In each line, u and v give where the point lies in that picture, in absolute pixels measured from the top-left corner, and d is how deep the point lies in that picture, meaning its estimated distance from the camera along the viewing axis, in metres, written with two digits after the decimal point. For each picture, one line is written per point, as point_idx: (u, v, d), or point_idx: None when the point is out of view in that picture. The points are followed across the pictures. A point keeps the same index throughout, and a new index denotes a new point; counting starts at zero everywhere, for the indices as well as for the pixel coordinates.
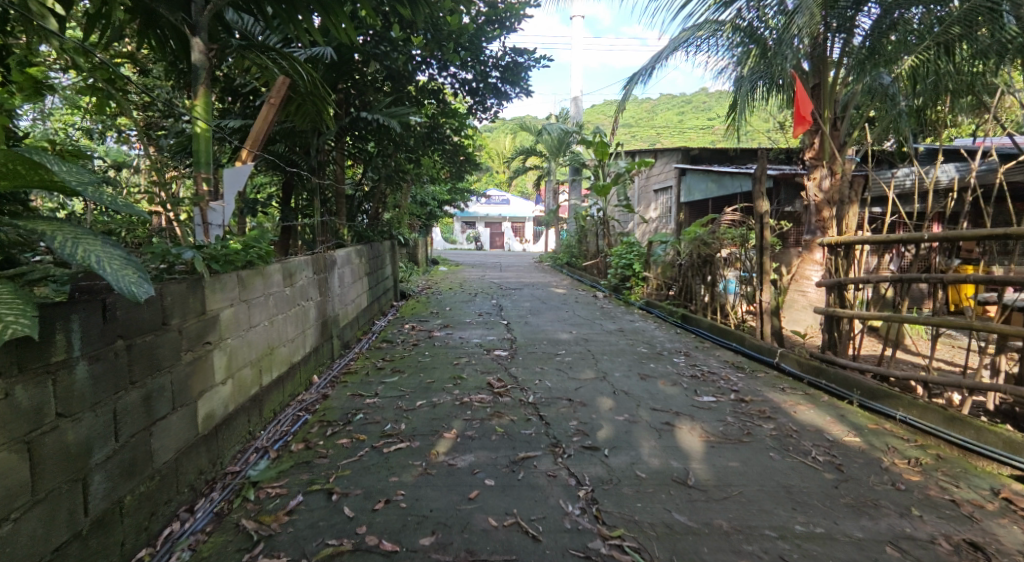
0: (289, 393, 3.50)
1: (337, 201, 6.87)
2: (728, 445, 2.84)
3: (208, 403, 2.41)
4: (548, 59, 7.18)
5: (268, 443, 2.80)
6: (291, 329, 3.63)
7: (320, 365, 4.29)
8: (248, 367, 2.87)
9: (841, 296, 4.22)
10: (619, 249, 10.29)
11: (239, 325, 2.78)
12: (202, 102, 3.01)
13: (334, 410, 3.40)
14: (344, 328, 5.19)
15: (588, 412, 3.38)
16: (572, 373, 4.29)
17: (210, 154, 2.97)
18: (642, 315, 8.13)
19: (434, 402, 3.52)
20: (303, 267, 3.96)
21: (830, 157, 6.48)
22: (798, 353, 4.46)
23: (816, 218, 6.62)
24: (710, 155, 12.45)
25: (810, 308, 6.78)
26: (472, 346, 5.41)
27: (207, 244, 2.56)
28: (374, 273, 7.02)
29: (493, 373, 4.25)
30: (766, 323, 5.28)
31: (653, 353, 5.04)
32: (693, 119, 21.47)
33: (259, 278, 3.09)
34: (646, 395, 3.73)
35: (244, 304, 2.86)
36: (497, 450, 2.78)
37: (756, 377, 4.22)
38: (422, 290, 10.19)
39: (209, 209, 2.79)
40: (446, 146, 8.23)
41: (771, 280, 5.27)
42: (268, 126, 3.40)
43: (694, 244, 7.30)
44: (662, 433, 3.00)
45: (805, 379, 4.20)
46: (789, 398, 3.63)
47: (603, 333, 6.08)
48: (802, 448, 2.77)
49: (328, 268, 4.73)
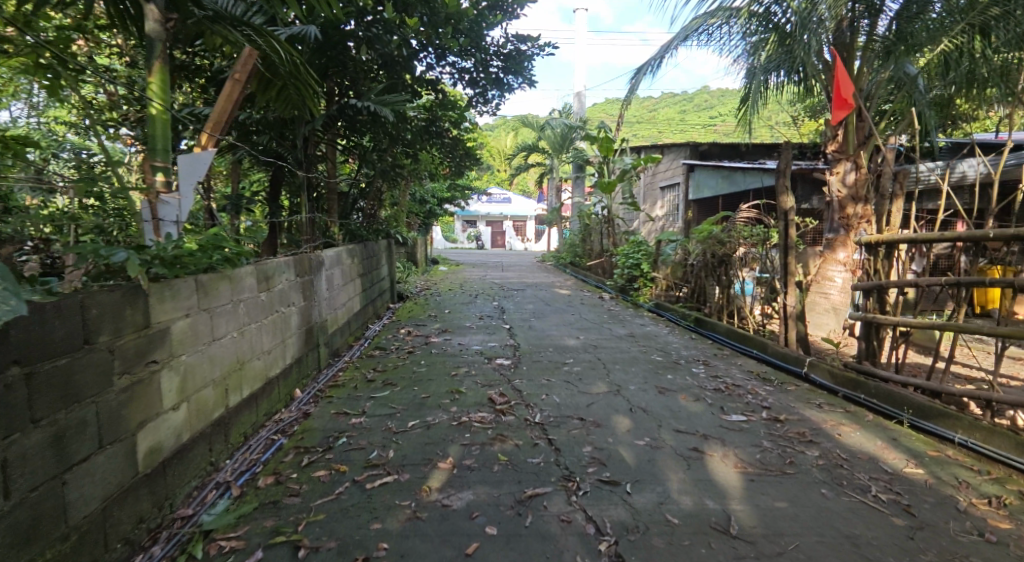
0: (264, 412, 3.10)
1: (328, 198, 6.44)
2: (770, 478, 2.43)
3: (153, 435, 2.01)
4: (553, 47, 6.78)
5: (232, 477, 2.40)
6: (268, 340, 3.24)
7: (304, 379, 3.90)
8: (210, 388, 2.47)
9: (881, 300, 3.78)
10: (626, 248, 9.86)
11: (198, 338, 2.39)
12: (157, 79, 2.62)
13: (315, 433, 2.99)
14: (333, 335, 4.79)
15: (603, 435, 2.97)
16: (582, 387, 3.88)
17: (168, 139, 2.57)
18: (652, 319, 7.71)
19: (428, 423, 3.12)
20: (283, 270, 3.58)
21: (854, 150, 6.05)
22: (830, 364, 4.05)
23: (838, 215, 6.20)
24: (719, 151, 12.02)
25: (833, 311, 6.38)
26: (472, 354, 5.00)
27: (155, 244, 2.16)
28: (368, 274, 6.62)
29: (495, 387, 3.84)
30: (791, 329, 4.86)
31: (669, 363, 4.63)
32: (698, 115, 21.05)
33: (226, 282, 2.70)
34: (667, 414, 3.32)
35: (204, 313, 2.45)
36: (500, 485, 2.37)
37: (787, 390, 3.81)
38: (420, 291, 9.77)
39: (159, 202, 2.43)
40: (444, 141, 7.82)
41: (795, 282, 4.84)
42: (231, 106, 3.06)
43: (707, 242, 6.88)
44: (691, 463, 2.60)
45: (840, 393, 3.79)
46: (829, 416, 3.22)
47: (613, 339, 5.66)
48: (857, 484, 2.36)
49: (313, 270, 4.33)
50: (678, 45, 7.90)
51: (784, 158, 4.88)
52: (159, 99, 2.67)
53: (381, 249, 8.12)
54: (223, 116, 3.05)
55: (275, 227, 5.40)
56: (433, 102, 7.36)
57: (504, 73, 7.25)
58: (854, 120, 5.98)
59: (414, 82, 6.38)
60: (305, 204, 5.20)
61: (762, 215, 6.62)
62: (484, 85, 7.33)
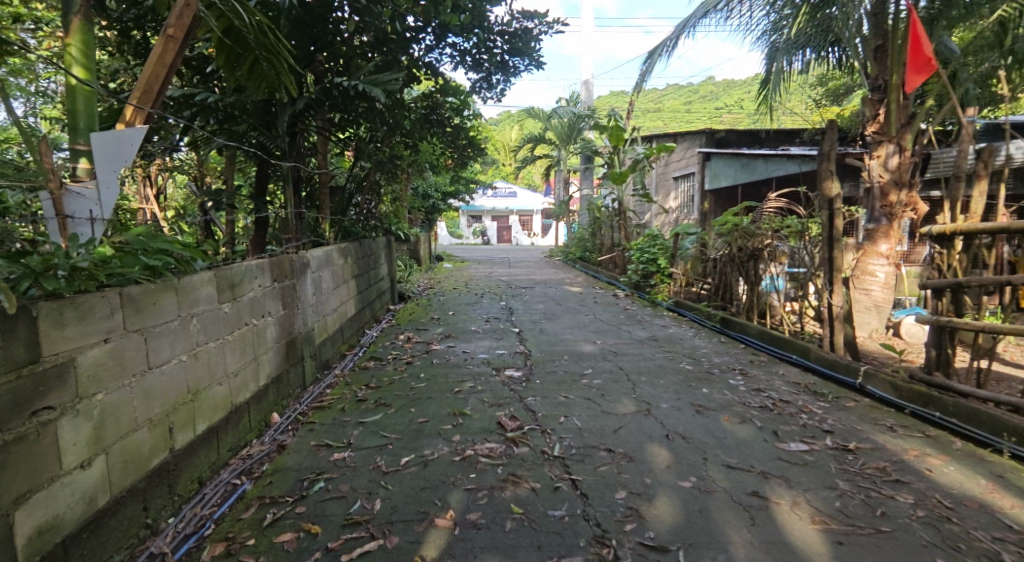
0: (228, 448, 2.58)
1: (319, 193, 5.92)
2: (860, 538, 1.91)
3: (49, 507, 1.52)
4: (563, 24, 6.20)
5: (171, 545, 1.90)
6: (234, 359, 2.72)
7: (284, 401, 3.37)
8: (147, 430, 1.96)
9: (958, 300, 3.19)
10: (641, 241, 9.18)
11: (125, 370, 1.87)
12: (78, 41, 2.07)
13: (287, 474, 2.47)
14: (322, 346, 4.28)
15: (638, 473, 2.45)
16: (606, 407, 3.33)
17: (94, 116, 2.08)
18: (673, 318, 7.13)
19: (426, 459, 2.60)
20: (255, 275, 3.06)
21: (898, 130, 5.46)
22: (890, 374, 3.49)
23: (879, 203, 5.62)
24: (737, 138, 11.43)
25: (873, 309, 5.82)
26: (478, 365, 4.47)
27: (55, 252, 1.65)
28: (364, 275, 6.10)
29: (505, 408, 3.32)
30: (837, 332, 4.29)
31: (702, 374, 4.07)
32: (710, 103, 20.35)
33: (172, 295, 2.17)
34: (712, 441, 2.78)
35: (136, 335, 1.93)
36: (514, 553, 1.85)
37: (845, 408, 3.26)
38: (422, 291, 9.22)
39: (65, 194, 1.93)
40: (446, 130, 7.31)
41: (842, 280, 4.26)
42: (165, 72, 2.13)
43: (734, 235, 6.32)
44: (754, 514, 2.07)
45: (907, 409, 3.23)
46: (907, 443, 2.67)
47: (634, 345, 5.11)
48: (978, 549, 1.82)
49: (296, 272, 3.80)
50: (694, 24, 7.32)
51: (829, 139, 4.28)
52: (83, 65, 2.12)
53: (380, 246, 7.57)
54: (155, 82, 2.12)
55: (260, 223, 4.89)
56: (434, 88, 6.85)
57: (510, 57, 6.76)
58: (897, 98, 5.40)
59: (412, 66, 5.86)
60: (290, 198, 4.67)
61: (792, 205, 6.06)
62: (490, 69, 6.88)
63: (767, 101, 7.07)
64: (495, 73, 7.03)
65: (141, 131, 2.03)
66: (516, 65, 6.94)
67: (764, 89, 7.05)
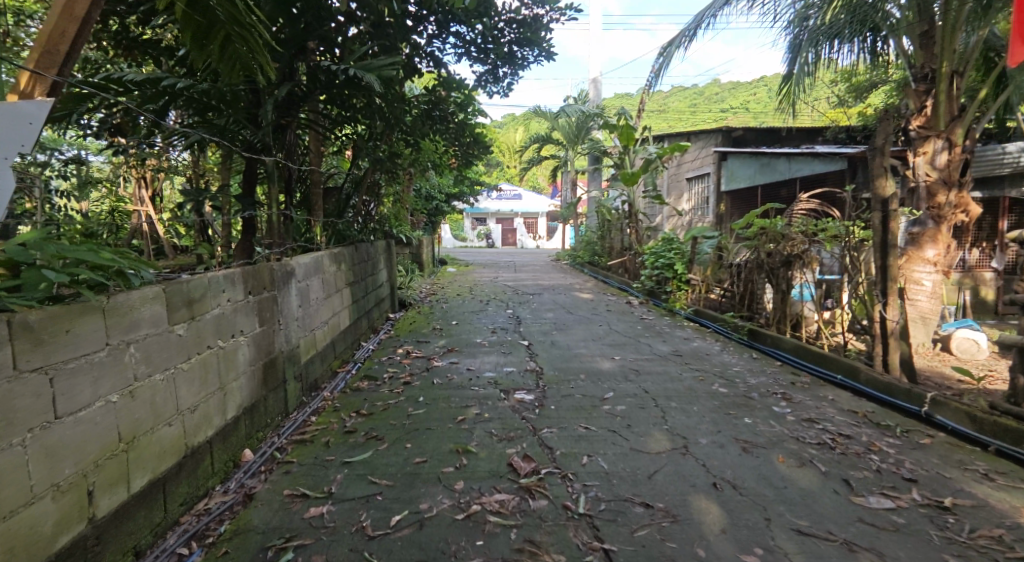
0: (181, 502, 2.09)
1: (311, 194, 5.45)
2: None
3: None
4: (576, 11, 5.74)
5: None
6: (193, 390, 2.24)
7: (260, 433, 2.89)
8: (50, 499, 1.50)
9: None
10: (656, 245, 8.66)
11: (12, 423, 1.41)
12: None
13: (248, 540, 1.99)
14: (309, 366, 3.81)
15: (688, 540, 1.96)
16: (635, 443, 2.84)
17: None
18: (693, 329, 6.63)
19: (423, 518, 2.11)
20: (223, 287, 2.58)
21: (947, 124, 5.00)
22: (964, 404, 3.00)
23: (926, 204, 5.18)
24: (755, 138, 10.95)
25: (919, 321, 5.33)
26: (484, 386, 3.98)
27: None
28: (360, 283, 5.62)
29: (517, 445, 2.82)
30: (892, 351, 3.79)
31: (741, 400, 3.57)
32: (720, 104, 19.84)
33: (99, 317, 1.71)
34: (769, 492, 2.29)
35: (34, 375, 1.48)
36: None
37: (920, 445, 2.76)
38: (423, 297, 8.74)
39: None
40: (449, 127, 6.86)
41: (898, 291, 3.80)
42: (76, 26, 1.66)
43: (762, 239, 5.81)
44: None
45: (992, 446, 2.74)
46: (1013, 499, 2.18)
47: (656, 362, 4.61)
48: None
49: (277, 282, 3.31)
50: (712, 17, 6.85)
51: (882, 133, 3.79)
52: None
53: (379, 250, 7.10)
54: (63, 41, 1.66)
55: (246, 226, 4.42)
56: (436, 81, 6.43)
57: (518, 47, 6.34)
58: (945, 88, 4.97)
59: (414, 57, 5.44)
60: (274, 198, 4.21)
61: (825, 207, 5.66)
62: (496, 61, 6.47)
63: (791, 98, 6.59)
64: (501, 66, 6.61)
65: (45, 104, 1.62)
66: (524, 57, 6.52)
67: (787, 86, 6.57)
